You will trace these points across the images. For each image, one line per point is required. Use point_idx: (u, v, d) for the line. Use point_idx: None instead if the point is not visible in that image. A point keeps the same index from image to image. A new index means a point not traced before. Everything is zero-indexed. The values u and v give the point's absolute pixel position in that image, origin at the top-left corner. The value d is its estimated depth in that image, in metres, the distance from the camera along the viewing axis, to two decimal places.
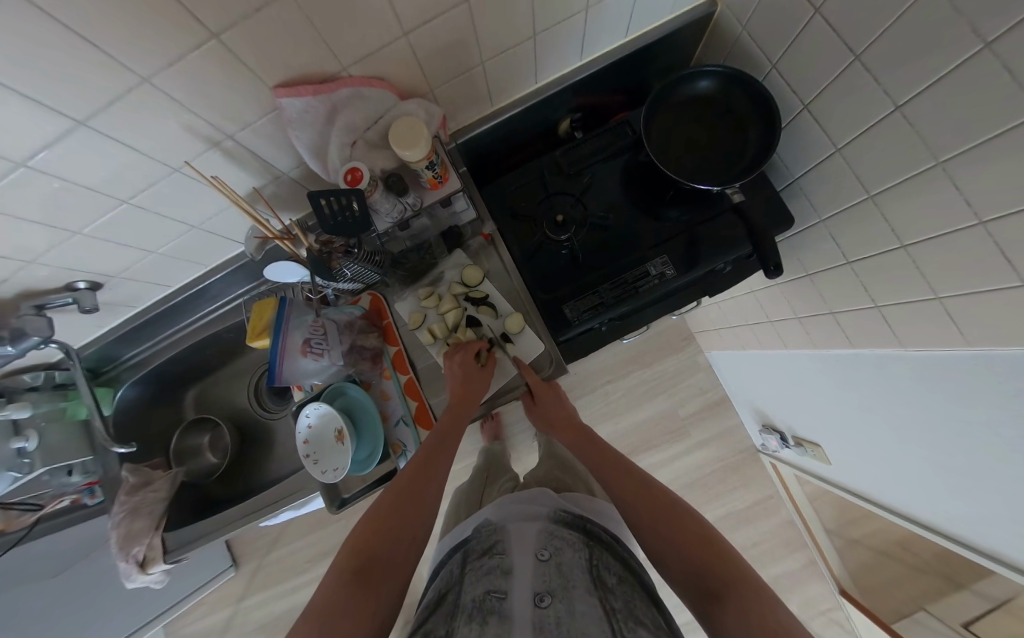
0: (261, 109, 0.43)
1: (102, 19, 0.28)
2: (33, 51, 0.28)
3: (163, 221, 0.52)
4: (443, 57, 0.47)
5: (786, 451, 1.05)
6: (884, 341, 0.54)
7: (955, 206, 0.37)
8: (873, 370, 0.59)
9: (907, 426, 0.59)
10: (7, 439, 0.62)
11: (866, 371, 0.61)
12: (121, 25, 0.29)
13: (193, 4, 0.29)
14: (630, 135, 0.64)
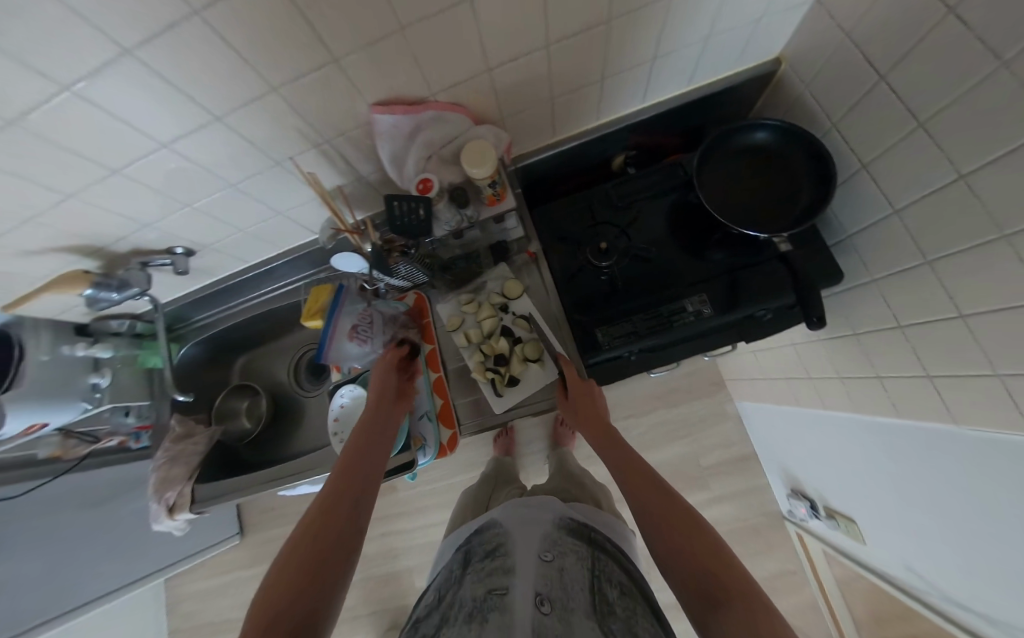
0: (357, 121, 0.49)
1: (256, 36, 0.35)
2: (199, 55, 0.36)
3: (256, 206, 0.60)
4: (518, 90, 0.53)
5: (815, 523, 0.97)
6: (936, 415, 0.51)
7: (1018, 280, 0.36)
8: (919, 445, 0.56)
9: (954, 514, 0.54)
10: (85, 373, 0.72)
11: (913, 448, 0.57)
12: (267, 42, 0.36)
13: (324, 28, 0.36)
14: (681, 175, 0.66)
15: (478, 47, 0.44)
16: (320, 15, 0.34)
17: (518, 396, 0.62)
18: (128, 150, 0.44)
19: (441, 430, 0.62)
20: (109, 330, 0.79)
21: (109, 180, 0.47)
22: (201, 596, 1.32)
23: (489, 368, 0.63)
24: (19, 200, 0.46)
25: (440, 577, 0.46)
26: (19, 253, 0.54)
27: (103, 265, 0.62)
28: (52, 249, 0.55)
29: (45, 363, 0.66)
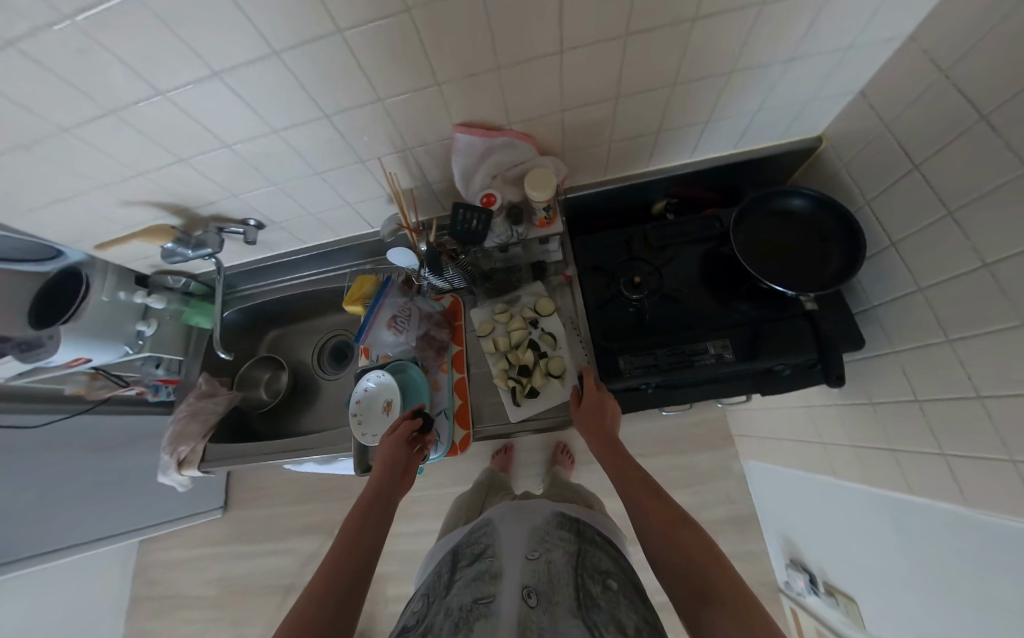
0: (438, 136, 0.56)
1: (380, 51, 0.42)
2: (330, 60, 0.42)
3: (329, 196, 0.66)
4: (582, 130, 0.59)
5: (813, 600, 0.92)
6: (947, 495, 0.51)
7: None
8: (929, 525, 0.55)
9: (961, 606, 0.52)
10: (134, 320, 0.78)
11: (923, 526, 0.57)
12: (386, 58, 0.43)
13: (436, 53, 0.42)
14: (717, 227, 0.71)
15: (558, 88, 0.50)
16: (435, 37, 0.41)
17: (535, 409, 0.64)
18: (244, 130, 0.50)
19: (455, 429, 0.65)
20: (167, 285, 0.83)
21: (219, 153, 0.54)
22: (173, 565, 1.31)
23: (512, 377, 0.66)
24: (141, 156, 0.53)
25: (432, 581, 0.52)
26: (120, 198, 0.61)
27: (183, 223, 0.69)
28: (147, 201, 0.62)
29: (105, 303, 0.73)
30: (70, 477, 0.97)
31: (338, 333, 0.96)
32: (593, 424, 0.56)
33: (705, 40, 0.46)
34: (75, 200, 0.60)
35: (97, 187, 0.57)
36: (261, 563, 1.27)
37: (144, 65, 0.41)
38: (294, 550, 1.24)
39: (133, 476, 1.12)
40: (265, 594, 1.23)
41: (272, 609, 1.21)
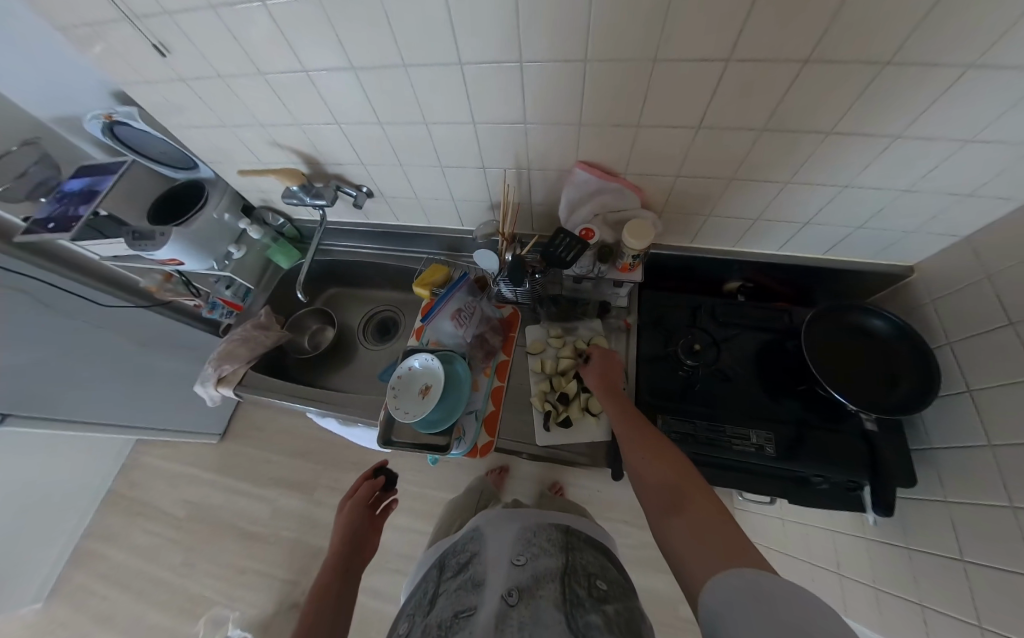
0: (559, 165, 0.61)
1: (547, 86, 0.48)
2: (502, 81, 0.48)
3: (440, 189, 0.73)
4: (687, 197, 0.63)
5: None
6: None
7: None
8: None
9: None
10: (229, 241, 0.87)
11: None
12: (548, 93, 0.49)
13: (592, 101, 0.48)
14: (785, 322, 0.72)
15: (681, 157, 0.55)
16: (595, 89, 0.47)
17: (563, 438, 0.65)
18: (400, 116, 0.57)
19: (482, 433, 0.66)
20: (265, 219, 0.91)
21: (371, 128, 0.61)
22: (158, 474, 1.35)
23: (549, 401, 0.68)
24: (306, 111, 0.60)
25: (417, 598, 0.45)
26: (270, 139, 0.69)
27: (308, 173, 0.77)
28: (290, 147, 0.70)
29: (214, 221, 0.82)
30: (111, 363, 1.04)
31: (389, 308, 1.01)
32: (600, 377, 0.60)
33: (831, 153, 0.49)
34: (236, 129, 0.68)
35: (259, 124, 0.66)
36: (234, 502, 1.28)
37: (352, 47, 0.48)
38: (268, 498, 1.25)
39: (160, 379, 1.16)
40: (226, 532, 1.23)
41: (226, 549, 1.21)
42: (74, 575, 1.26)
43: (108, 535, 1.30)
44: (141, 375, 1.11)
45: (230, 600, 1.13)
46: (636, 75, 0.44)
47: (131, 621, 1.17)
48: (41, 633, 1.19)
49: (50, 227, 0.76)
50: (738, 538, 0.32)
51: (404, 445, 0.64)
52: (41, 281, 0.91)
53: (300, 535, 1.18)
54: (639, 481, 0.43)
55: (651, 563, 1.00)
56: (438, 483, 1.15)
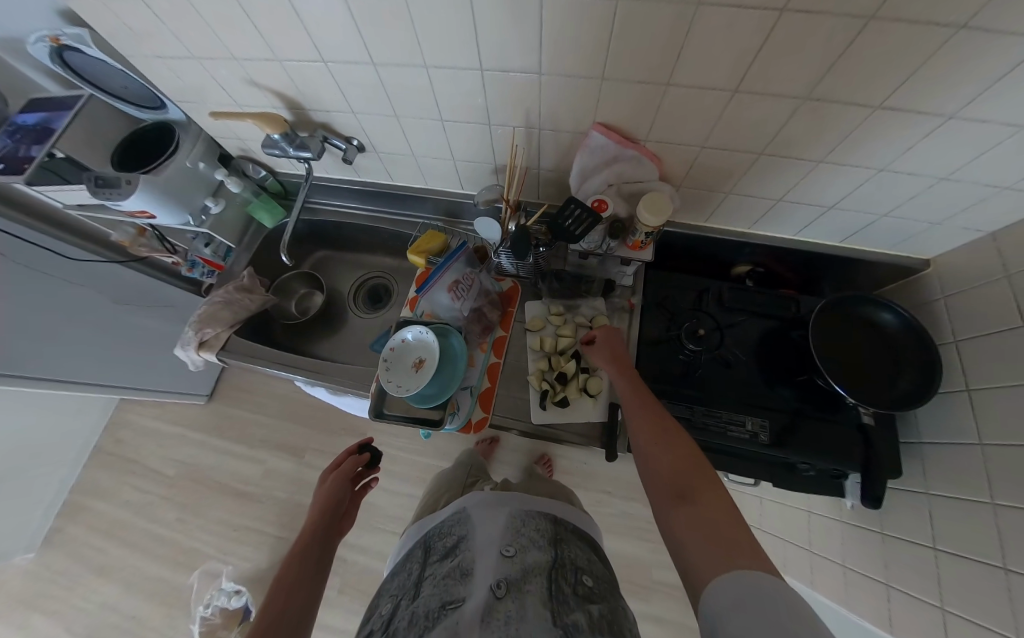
0: (574, 126, 0.56)
1: (570, 31, 0.41)
2: (517, 22, 0.41)
3: (440, 146, 0.66)
4: (709, 171, 0.58)
5: None
6: None
7: None
8: None
9: None
10: (205, 194, 0.79)
11: None
12: (570, 39, 0.42)
13: (618, 49, 0.42)
14: (792, 310, 0.70)
15: (711, 124, 0.49)
16: (622, 37, 0.41)
17: (558, 417, 0.64)
18: (396, 57, 0.50)
19: (475, 409, 0.64)
20: (245, 171, 0.84)
21: (362, 70, 0.53)
22: (146, 432, 1.35)
23: (547, 380, 0.66)
24: (286, 45, 0.52)
25: (400, 580, 0.44)
26: (247, 76, 0.61)
27: (293, 120, 0.69)
28: (271, 89, 0.62)
29: (187, 170, 0.74)
30: (86, 320, 0.98)
31: (381, 275, 0.96)
32: (612, 357, 0.57)
33: (875, 131, 0.45)
34: (207, 63, 0.60)
35: (233, 58, 0.57)
36: (224, 462, 1.29)
37: None
38: (259, 460, 1.26)
39: (139, 339, 1.11)
40: (217, 491, 1.25)
41: (219, 507, 1.23)
42: (67, 527, 1.27)
43: (99, 490, 1.30)
44: (120, 334, 1.06)
45: (224, 554, 1.17)
46: (669, 23, 0.38)
47: (127, 570, 1.20)
48: (39, 579, 1.22)
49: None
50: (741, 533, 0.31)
51: (396, 417, 0.62)
52: (3, 229, 0.83)
53: (292, 497, 1.20)
54: (647, 470, 0.42)
55: (631, 532, 1.05)
56: (430, 451, 1.16)
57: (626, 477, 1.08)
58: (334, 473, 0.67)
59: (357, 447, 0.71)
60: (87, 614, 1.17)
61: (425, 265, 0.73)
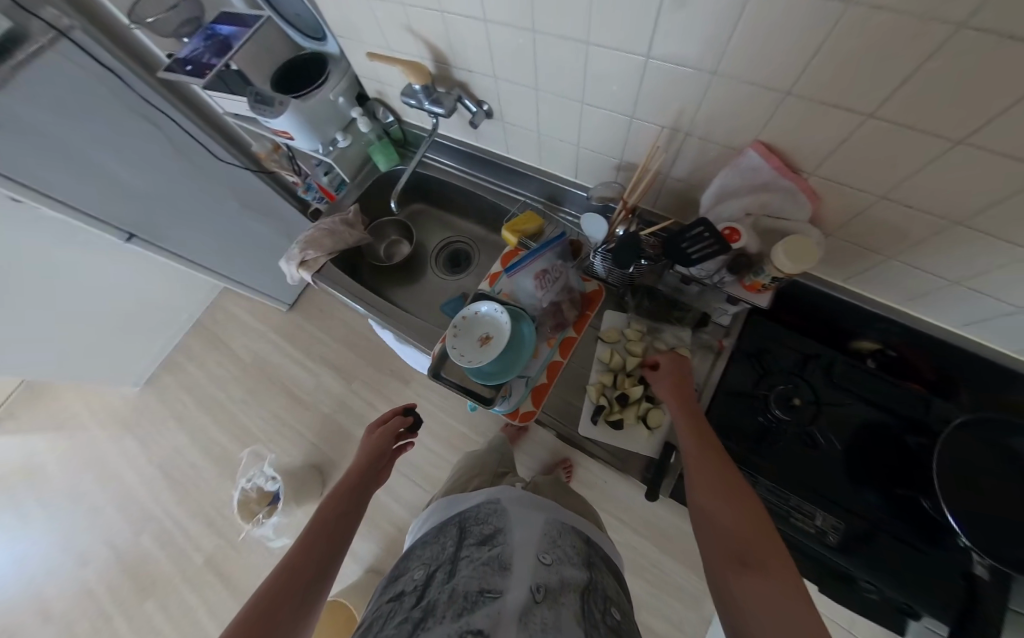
0: (728, 139, 0.50)
1: (769, 34, 0.35)
2: (709, 16, 0.36)
3: (570, 129, 0.63)
4: (878, 227, 0.49)
5: None
6: None
7: None
8: None
9: None
10: (337, 127, 0.85)
11: None
12: (765, 43, 0.36)
13: (821, 64, 0.35)
14: (919, 413, 0.58)
15: (909, 174, 0.41)
16: (830, 56, 0.34)
17: (608, 436, 0.61)
18: (561, 29, 0.47)
19: (526, 400, 0.64)
20: (375, 113, 0.88)
21: (521, 36, 0.52)
22: (236, 320, 1.57)
23: (605, 395, 0.63)
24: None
25: (433, 550, 0.47)
26: (406, 22, 0.62)
27: (434, 73, 0.70)
28: (424, 38, 0.63)
29: (328, 101, 0.79)
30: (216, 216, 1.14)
31: (465, 241, 0.98)
32: (673, 390, 0.53)
33: None
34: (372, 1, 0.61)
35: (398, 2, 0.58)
36: (287, 365, 1.46)
37: None
38: (315, 373, 1.41)
39: (252, 241, 1.27)
40: (277, 388, 1.43)
41: (275, 402, 1.41)
42: (164, 376, 1.55)
43: (192, 356, 1.55)
44: (237, 233, 1.22)
45: (270, 442, 1.35)
46: (895, 49, 0.31)
47: (198, 426, 1.44)
48: (138, 409, 1.52)
49: (188, 70, 0.78)
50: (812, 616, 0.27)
51: (451, 383, 0.65)
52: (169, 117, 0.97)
53: (333, 414, 1.33)
54: (704, 523, 0.38)
55: (632, 567, 1.02)
56: (460, 417, 1.21)
57: (641, 510, 1.04)
58: (380, 427, 0.72)
59: (403, 409, 0.76)
60: (164, 450, 1.43)
61: (515, 244, 0.73)
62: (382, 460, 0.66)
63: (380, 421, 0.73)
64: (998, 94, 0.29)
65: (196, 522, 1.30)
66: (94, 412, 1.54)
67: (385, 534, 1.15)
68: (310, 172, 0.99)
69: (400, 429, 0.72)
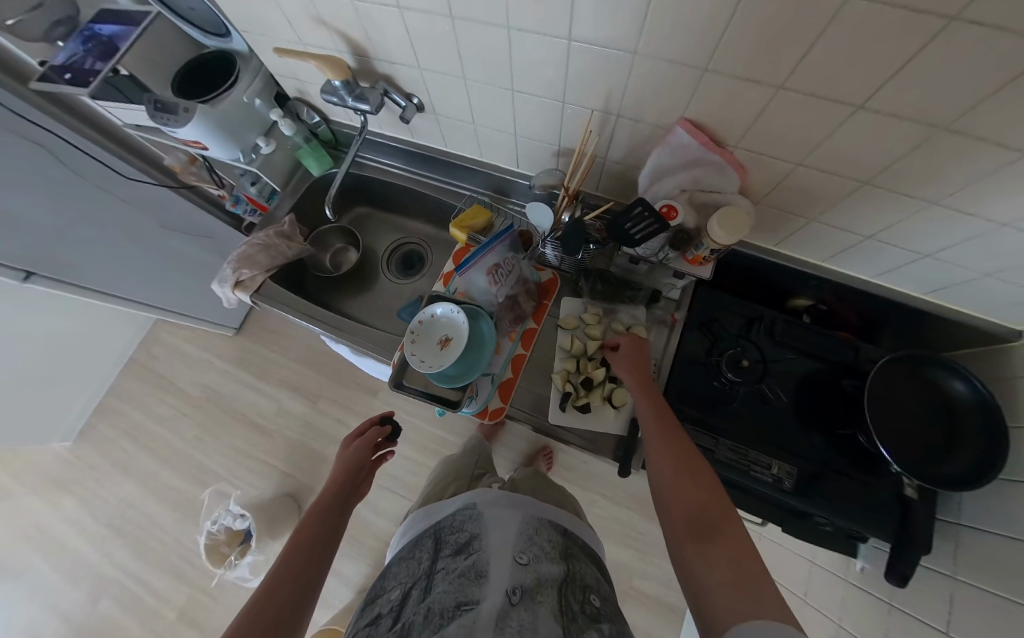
0: (656, 118, 0.50)
1: (679, 11, 0.35)
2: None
3: (505, 118, 0.61)
4: (799, 192, 0.52)
5: None
6: None
7: None
8: None
9: None
10: (257, 132, 0.78)
11: None
12: (677, 19, 0.36)
13: (732, 38, 0.36)
14: (850, 359, 0.64)
15: (817, 139, 0.43)
16: (739, 28, 0.35)
17: (576, 421, 0.62)
18: (479, 14, 0.45)
19: (493, 397, 0.63)
20: (299, 114, 0.82)
21: (438, 23, 0.49)
22: (178, 353, 1.43)
23: (571, 382, 0.63)
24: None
25: (410, 567, 0.46)
26: (316, 13, 0.57)
27: (354, 67, 0.66)
28: (338, 30, 0.58)
29: (241, 105, 0.72)
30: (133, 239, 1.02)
31: (416, 242, 0.95)
32: (633, 369, 0.54)
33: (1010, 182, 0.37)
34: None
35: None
36: (243, 393, 1.36)
37: None
38: (275, 398, 1.33)
39: (181, 265, 1.16)
40: (235, 419, 1.33)
41: (235, 435, 1.31)
42: (100, 425, 1.39)
43: (131, 398, 1.40)
44: (164, 258, 1.11)
45: (235, 478, 1.25)
46: (801, 19, 0.31)
47: (148, 473, 1.31)
48: (72, 466, 1.35)
49: (67, 78, 0.68)
50: (767, 586, 0.28)
51: (414, 391, 0.62)
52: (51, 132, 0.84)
53: (301, 437, 1.26)
54: (665, 501, 0.39)
55: (618, 539, 1.06)
56: (436, 421, 1.19)
57: (621, 483, 1.08)
58: (355, 441, 0.69)
59: (378, 419, 0.72)
60: (110, 506, 1.29)
61: (465, 240, 0.71)
62: (361, 470, 0.64)
63: (355, 432, 0.70)
64: (895, 51, 0.31)
65: (161, 576, 1.19)
66: (18, 476, 1.36)
67: (372, 551, 1.11)
68: (233, 182, 0.91)
69: (379, 439, 0.69)
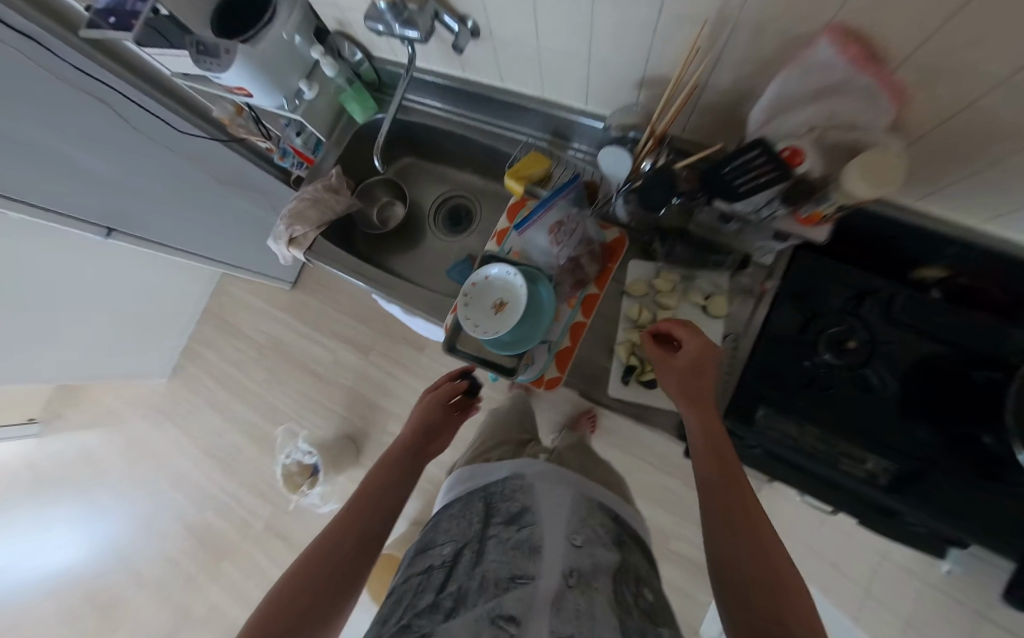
0: (787, 32, 0.37)
1: None
2: None
3: (579, 42, 0.50)
4: (972, 137, 0.37)
5: None
6: None
7: None
8: None
9: None
10: (299, 75, 0.72)
11: None
12: None
13: None
14: (997, 346, 0.51)
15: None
16: None
17: (639, 396, 0.58)
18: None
19: (550, 365, 0.60)
20: (339, 50, 0.74)
21: None
22: (244, 304, 1.55)
23: (636, 354, 0.58)
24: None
25: (463, 519, 0.48)
26: None
27: None
28: None
29: (283, 43, 0.67)
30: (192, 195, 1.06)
31: (463, 195, 0.90)
32: (681, 385, 0.44)
33: None
34: None
35: None
36: (302, 343, 1.46)
37: None
38: (331, 349, 1.41)
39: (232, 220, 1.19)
40: (298, 368, 1.45)
41: (299, 380, 1.44)
42: (187, 365, 1.57)
43: (209, 344, 1.56)
44: (220, 212, 1.14)
45: (302, 419, 1.40)
46: None
47: (231, 409, 1.50)
48: (171, 399, 1.57)
49: (112, 23, 0.65)
50: None
51: (468, 356, 0.61)
52: (105, 83, 0.82)
53: (356, 386, 1.36)
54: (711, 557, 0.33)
55: (659, 503, 1.06)
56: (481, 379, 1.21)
57: (667, 452, 1.06)
58: (432, 393, 0.71)
59: (457, 374, 0.73)
60: (204, 434, 1.51)
61: (522, 193, 0.65)
62: (435, 422, 0.65)
63: (433, 384, 0.72)
64: None
65: (249, 493, 1.40)
66: (132, 405, 1.61)
67: (423, 491, 1.22)
68: (278, 132, 0.88)
69: (457, 394, 0.71)
